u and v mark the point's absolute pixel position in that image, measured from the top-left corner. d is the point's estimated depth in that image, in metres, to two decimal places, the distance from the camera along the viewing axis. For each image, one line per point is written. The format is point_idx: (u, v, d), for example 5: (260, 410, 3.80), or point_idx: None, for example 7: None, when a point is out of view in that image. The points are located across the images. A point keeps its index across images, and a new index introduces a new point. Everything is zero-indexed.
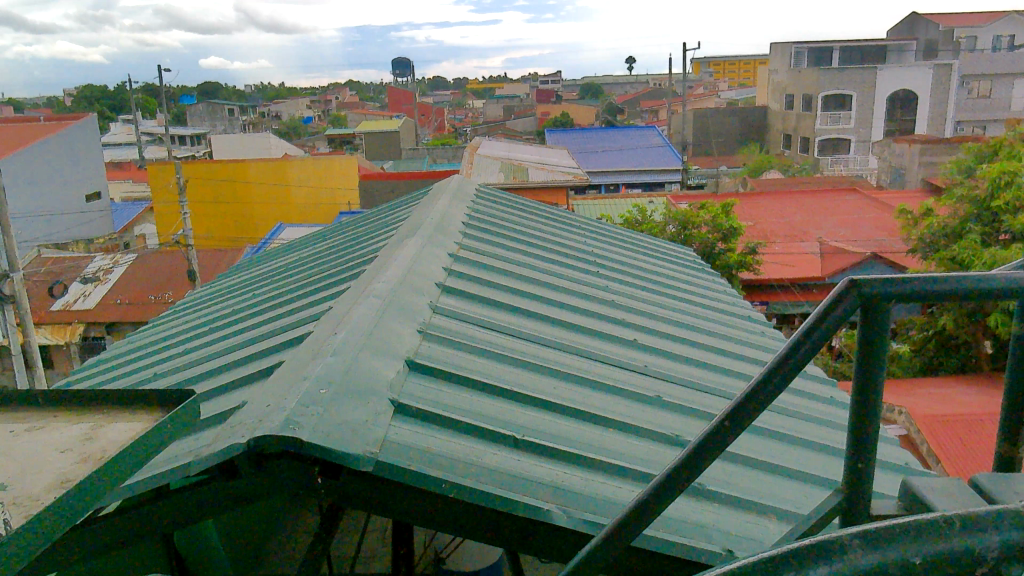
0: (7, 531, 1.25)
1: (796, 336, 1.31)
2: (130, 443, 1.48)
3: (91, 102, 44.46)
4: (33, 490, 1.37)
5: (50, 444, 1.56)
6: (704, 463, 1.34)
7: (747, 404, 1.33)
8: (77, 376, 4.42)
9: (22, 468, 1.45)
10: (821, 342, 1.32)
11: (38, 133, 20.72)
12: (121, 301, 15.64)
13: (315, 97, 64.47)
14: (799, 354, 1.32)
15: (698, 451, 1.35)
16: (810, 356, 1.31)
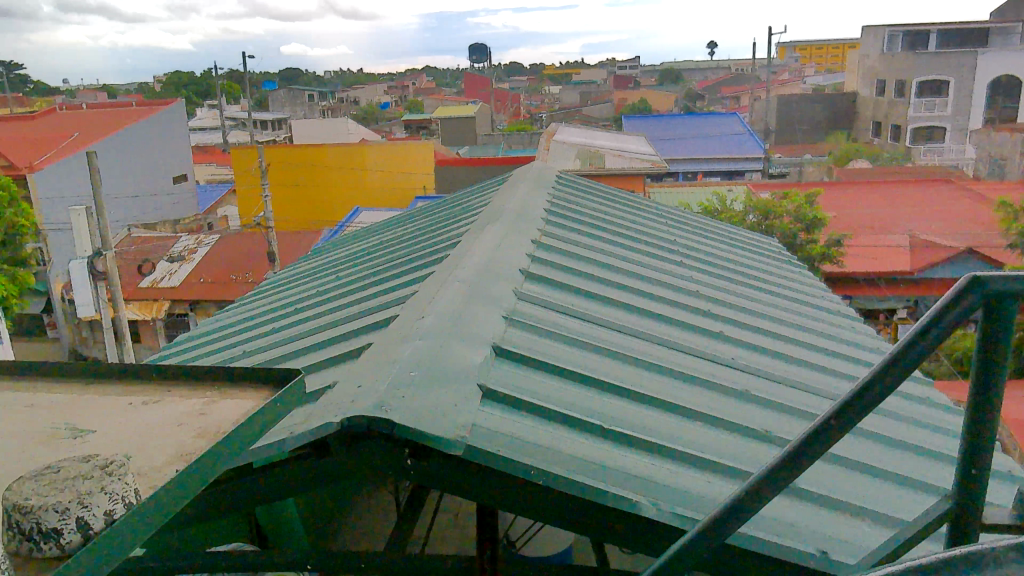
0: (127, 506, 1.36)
1: (906, 336, 1.24)
2: (229, 414, 1.64)
3: (180, 90, 46.18)
4: (147, 459, 1.55)
5: (164, 420, 1.70)
6: (805, 464, 1.29)
7: (853, 404, 1.27)
8: (167, 352, 4.61)
9: (141, 441, 1.61)
10: (934, 344, 1.24)
11: (130, 117, 21.68)
12: (205, 280, 16.25)
13: (393, 83, 65.19)
14: (907, 359, 1.25)
15: (801, 449, 1.30)
16: (921, 361, 1.24)
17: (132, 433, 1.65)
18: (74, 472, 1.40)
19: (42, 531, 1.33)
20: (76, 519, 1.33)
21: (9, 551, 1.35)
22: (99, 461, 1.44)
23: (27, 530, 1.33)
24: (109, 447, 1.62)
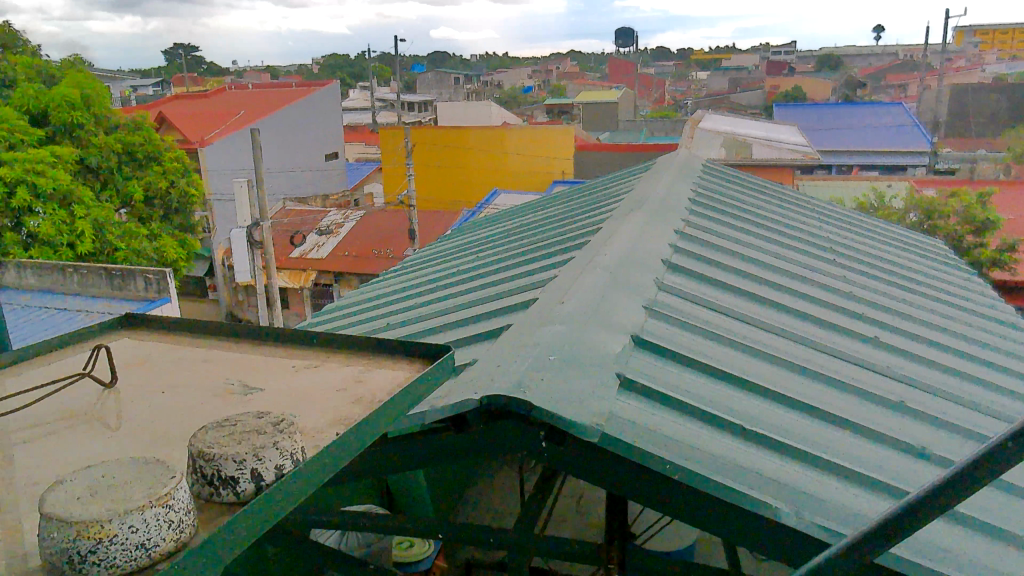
0: (293, 463, 1.51)
1: None
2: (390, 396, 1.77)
3: (335, 72, 48.57)
4: (316, 424, 1.71)
5: (321, 382, 1.93)
6: (964, 495, 1.14)
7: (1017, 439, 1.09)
8: (318, 319, 4.90)
9: (306, 400, 1.83)
10: None
11: (290, 96, 23.07)
12: (349, 254, 17.11)
13: (536, 67, 65.46)
14: None
15: (965, 474, 1.15)
16: None
17: (302, 401, 1.82)
18: (250, 426, 1.54)
19: (221, 477, 1.45)
20: (251, 470, 1.45)
21: (193, 492, 1.49)
22: (273, 418, 1.58)
23: (208, 474, 1.46)
24: (274, 405, 1.84)
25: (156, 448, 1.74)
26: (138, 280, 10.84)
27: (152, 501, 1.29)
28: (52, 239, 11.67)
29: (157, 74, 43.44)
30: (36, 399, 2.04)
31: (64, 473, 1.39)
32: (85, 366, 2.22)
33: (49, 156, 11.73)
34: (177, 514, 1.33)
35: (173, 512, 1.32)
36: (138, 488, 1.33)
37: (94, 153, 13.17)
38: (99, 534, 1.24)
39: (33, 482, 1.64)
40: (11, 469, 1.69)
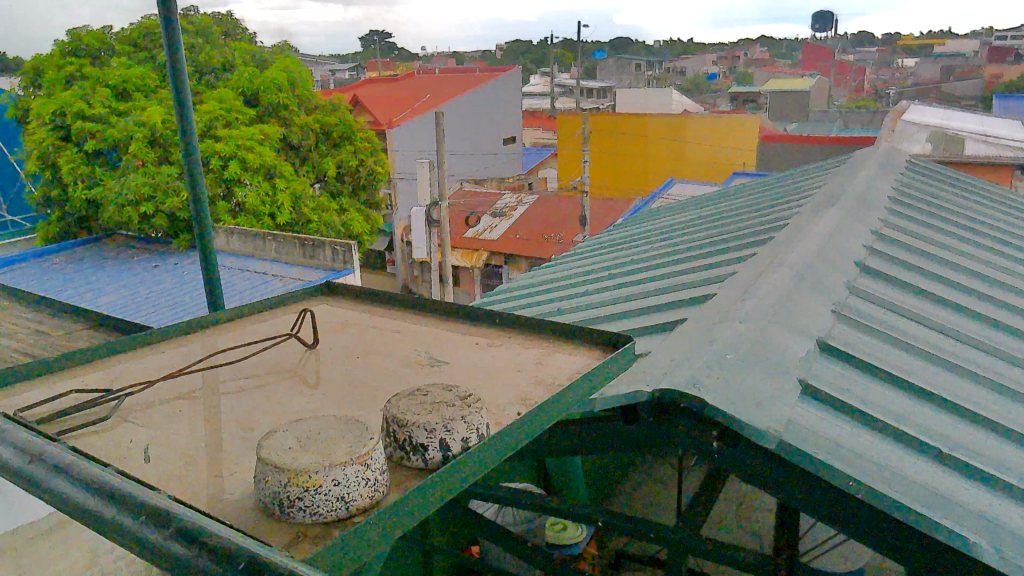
0: (477, 441, 1.58)
1: None
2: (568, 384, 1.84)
3: (518, 57, 49.46)
4: (497, 405, 1.82)
5: (504, 366, 2.03)
6: None
7: None
8: (493, 298, 5.06)
9: (490, 382, 1.93)
10: None
11: (474, 81, 23.84)
12: (520, 237, 17.46)
13: (722, 53, 63.00)
14: None
15: None
16: None
17: (485, 382, 1.95)
18: (439, 399, 1.64)
19: (412, 444, 1.55)
20: (439, 439, 1.53)
21: (386, 454, 1.60)
22: (460, 393, 1.67)
23: (401, 439, 1.57)
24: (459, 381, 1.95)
25: (353, 405, 1.90)
26: (326, 250, 11.64)
27: (353, 459, 1.39)
28: (257, 209, 12.87)
29: (354, 58, 46.31)
30: (253, 351, 2.30)
31: (282, 422, 1.54)
32: (293, 327, 2.46)
33: (257, 134, 12.90)
34: (373, 473, 1.43)
35: (369, 471, 1.42)
36: (341, 443, 1.44)
37: (297, 131, 14.35)
38: (308, 482, 1.37)
39: (249, 427, 1.85)
40: (234, 412, 1.92)
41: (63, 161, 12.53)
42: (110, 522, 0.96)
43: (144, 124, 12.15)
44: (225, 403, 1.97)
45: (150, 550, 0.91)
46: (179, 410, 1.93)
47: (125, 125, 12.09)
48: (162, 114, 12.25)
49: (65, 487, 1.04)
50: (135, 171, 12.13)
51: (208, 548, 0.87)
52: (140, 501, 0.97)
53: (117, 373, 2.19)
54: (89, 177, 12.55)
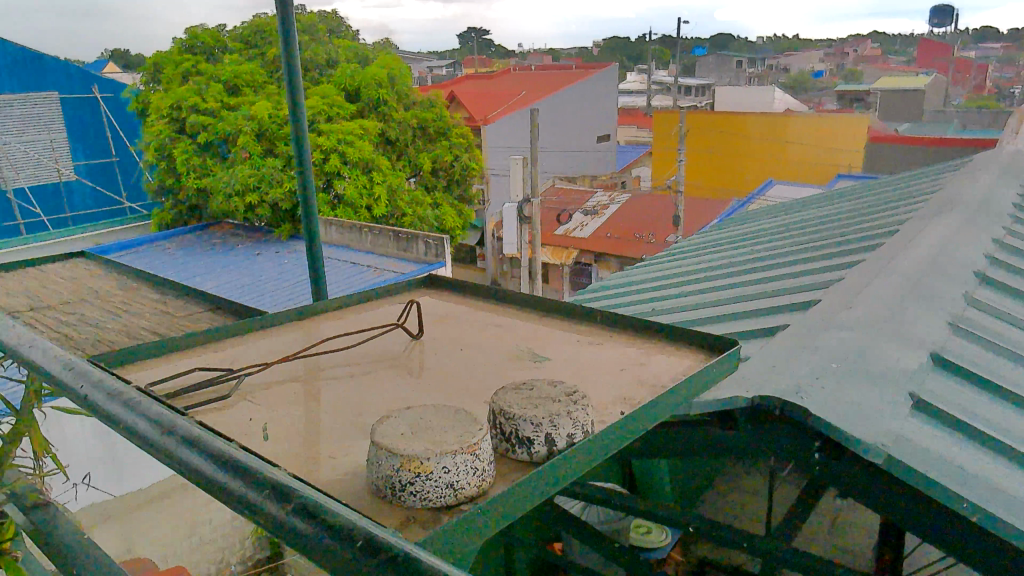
0: (580, 439, 1.58)
1: None
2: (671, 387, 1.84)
3: (615, 54, 49.02)
4: (600, 405, 1.84)
5: (606, 370, 2.04)
6: None
7: None
8: (585, 295, 5.04)
9: (591, 384, 1.95)
10: None
11: (571, 78, 23.78)
12: (611, 236, 17.32)
13: (830, 50, 60.45)
14: None
15: None
16: None
17: (587, 382, 1.98)
18: (545, 394, 1.66)
19: (518, 437, 1.58)
20: (545, 434, 1.55)
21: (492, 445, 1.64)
22: (566, 389, 1.68)
23: (507, 432, 1.59)
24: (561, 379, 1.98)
25: (457, 397, 1.95)
26: (420, 243, 11.85)
27: (463, 448, 1.42)
28: (355, 201, 13.25)
29: (450, 54, 46.95)
30: (361, 339, 2.40)
31: (394, 409, 1.59)
32: (400, 318, 2.57)
33: (358, 129, 13.29)
34: (481, 463, 1.45)
35: (478, 460, 1.44)
36: (451, 433, 1.47)
37: (395, 126, 14.70)
38: (419, 468, 1.40)
39: (360, 414, 1.93)
40: (346, 398, 2.00)
41: (179, 152, 13.30)
42: (230, 493, 1.00)
43: (253, 118, 12.73)
44: (336, 389, 2.06)
45: (272, 523, 0.93)
46: (295, 396, 2.03)
47: (235, 119, 12.71)
48: (269, 108, 12.80)
49: (188, 456, 1.06)
50: (243, 162, 12.74)
51: (327, 528, 0.88)
52: (257, 471, 0.99)
53: (236, 356, 2.33)
54: (202, 167, 13.27)
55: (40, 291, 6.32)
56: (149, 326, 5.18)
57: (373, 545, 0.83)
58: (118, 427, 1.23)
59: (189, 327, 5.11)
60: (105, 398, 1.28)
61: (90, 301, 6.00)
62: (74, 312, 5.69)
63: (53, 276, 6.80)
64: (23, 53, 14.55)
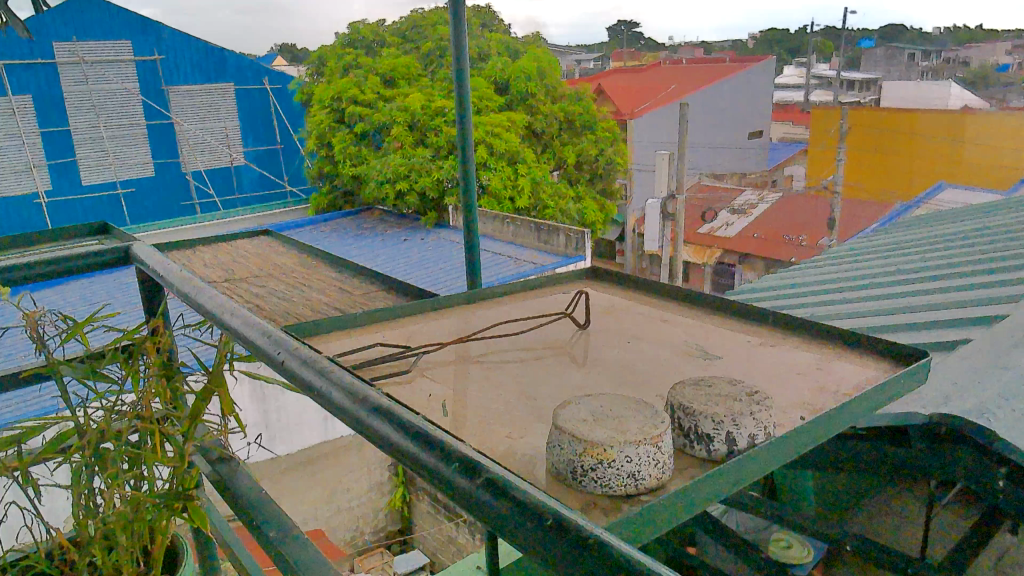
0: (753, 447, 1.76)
1: None
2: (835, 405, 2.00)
3: (771, 47, 46.85)
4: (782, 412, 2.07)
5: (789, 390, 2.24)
6: None
7: None
8: (742, 292, 4.89)
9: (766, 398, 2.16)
10: None
11: (724, 71, 23.02)
12: (758, 236, 16.65)
13: (1019, 41, 54.68)
14: None
15: None
16: None
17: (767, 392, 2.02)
18: (721, 397, 1.88)
19: (697, 433, 1.81)
20: (725, 432, 1.77)
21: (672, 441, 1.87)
22: (743, 392, 1.90)
23: (685, 429, 1.83)
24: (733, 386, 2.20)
25: (622, 394, 2.18)
26: (561, 236, 11.89)
27: (646, 439, 1.62)
28: (498, 192, 13.35)
29: (598, 47, 46.68)
30: (535, 326, 2.89)
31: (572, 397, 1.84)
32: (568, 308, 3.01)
33: (506, 121, 13.55)
34: (661, 455, 1.66)
35: (658, 453, 1.64)
36: (634, 423, 1.69)
37: (542, 120, 14.89)
38: (604, 455, 1.61)
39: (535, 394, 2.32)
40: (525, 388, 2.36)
41: (338, 141, 14.16)
42: (427, 472, 0.99)
43: (406, 109, 13.25)
44: (515, 376, 2.45)
45: (466, 501, 0.93)
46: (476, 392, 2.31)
47: (390, 110, 13.33)
48: (423, 99, 13.28)
49: (379, 428, 1.09)
50: (395, 151, 13.37)
51: (521, 506, 0.87)
52: (451, 448, 0.98)
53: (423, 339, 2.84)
54: (358, 155, 14.05)
55: (222, 264, 6.97)
56: (315, 301, 5.65)
57: (566, 529, 0.82)
58: (314, 396, 1.27)
59: (357, 303, 5.48)
60: (302, 364, 1.32)
61: (269, 275, 6.58)
62: (258, 285, 6.26)
63: (233, 251, 7.47)
64: (206, 47, 15.97)
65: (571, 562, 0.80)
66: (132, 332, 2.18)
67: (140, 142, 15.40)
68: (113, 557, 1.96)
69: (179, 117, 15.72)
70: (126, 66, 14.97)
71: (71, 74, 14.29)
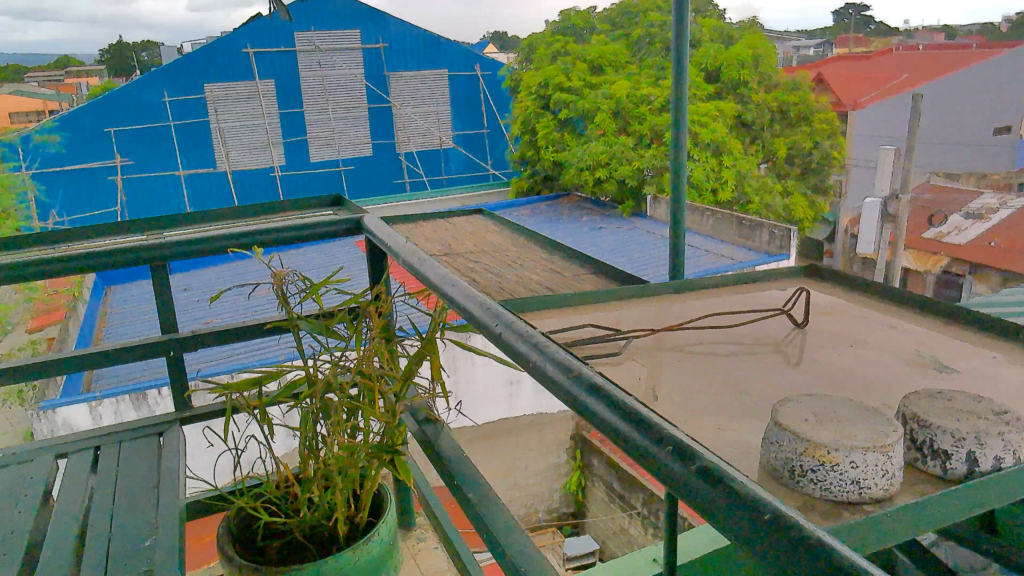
0: (984, 474, 1.98)
1: None
2: None
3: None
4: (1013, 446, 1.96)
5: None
6: None
7: None
8: (977, 303, 4.44)
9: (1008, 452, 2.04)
10: None
11: (971, 57, 20.49)
12: (995, 245, 14.77)
13: None
14: None
15: None
16: None
17: (1010, 422, 2.06)
18: (965, 416, 2.10)
19: (932, 450, 2.06)
20: (963, 451, 2.01)
21: (907, 455, 2.14)
22: (986, 415, 2.10)
23: (920, 443, 2.10)
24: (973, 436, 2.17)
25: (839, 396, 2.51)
26: (764, 232, 11.32)
27: (873, 447, 1.93)
28: (701, 183, 12.94)
29: (819, 33, 43.55)
30: (746, 320, 3.29)
31: (790, 397, 2.21)
32: (786, 306, 3.38)
33: (714, 110, 13.06)
34: (887, 467, 1.94)
35: (885, 463, 1.94)
36: (860, 431, 1.98)
37: (753, 110, 14.27)
38: (826, 457, 1.96)
39: (744, 390, 2.75)
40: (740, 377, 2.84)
41: (541, 127, 14.48)
42: (634, 447, 0.95)
43: (612, 96, 13.19)
44: (724, 369, 2.91)
45: (668, 480, 0.89)
46: (676, 382, 2.82)
47: (595, 97, 13.34)
48: (628, 87, 13.16)
49: (592, 405, 1.05)
50: (598, 138, 13.42)
51: (731, 494, 0.80)
52: (656, 426, 0.94)
53: (628, 322, 3.33)
54: (559, 141, 14.29)
55: (433, 239, 7.44)
56: (517, 279, 5.89)
57: (777, 521, 0.76)
58: (526, 368, 1.28)
59: (561, 284, 5.63)
60: (518, 338, 1.35)
61: (479, 250, 6.93)
62: (473, 260, 6.61)
63: (441, 228, 7.94)
64: (425, 36, 16.98)
65: (791, 563, 0.73)
66: (359, 296, 2.38)
67: (363, 123, 16.78)
68: (329, 495, 2.12)
69: (397, 101, 16.87)
70: (355, 53, 16.32)
71: (307, 61, 15.80)
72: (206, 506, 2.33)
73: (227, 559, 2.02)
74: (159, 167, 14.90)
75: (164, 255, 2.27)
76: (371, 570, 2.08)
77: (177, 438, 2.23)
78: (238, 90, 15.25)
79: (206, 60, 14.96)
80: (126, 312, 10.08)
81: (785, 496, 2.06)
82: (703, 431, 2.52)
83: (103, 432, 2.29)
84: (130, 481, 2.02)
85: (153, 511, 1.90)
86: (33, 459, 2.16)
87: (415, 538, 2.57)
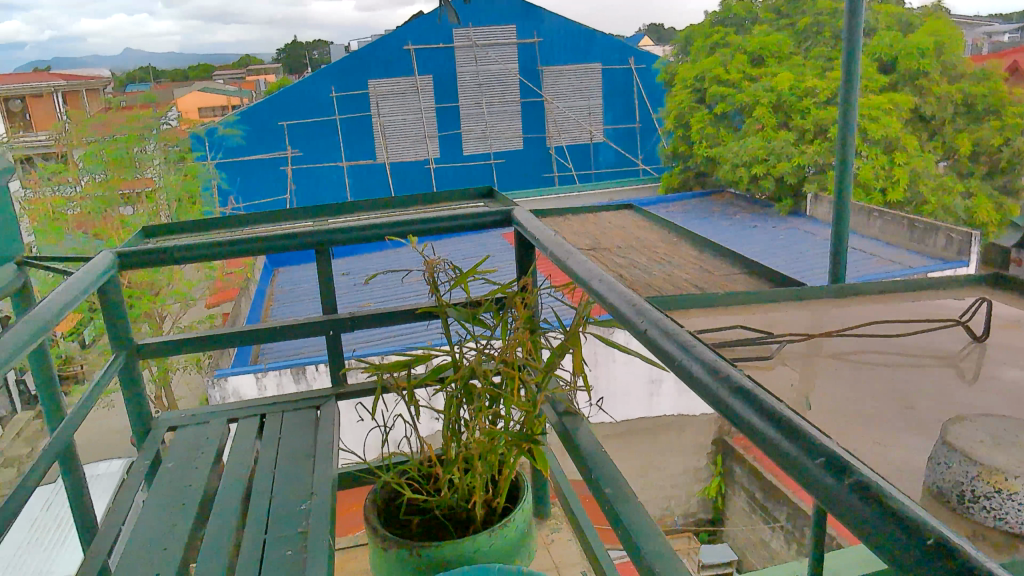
0: None
1: None
2: None
3: None
4: None
5: None
6: None
7: None
8: None
9: None
10: None
11: None
12: None
13: None
14: None
15: None
16: None
17: None
18: None
19: None
20: None
21: None
22: None
23: None
24: None
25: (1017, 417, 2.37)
26: (939, 236, 10.44)
27: None
28: (868, 183, 12.12)
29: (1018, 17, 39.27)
30: (917, 331, 3.20)
31: (963, 416, 2.13)
32: (965, 318, 3.25)
33: (887, 103, 12.14)
34: None
35: None
36: None
37: (933, 103, 13.15)
38: (1001, 485, 1.90)
39: (908, 406, 2.70)
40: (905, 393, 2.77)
41: (695, 121, 14.09)
42: (787, 458, 0.89)
43: (773, 89, 12.61)
44: (887, 385, 2.87)
45: (822, 497, 0.83)
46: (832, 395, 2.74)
47: (755, 90, 12.78)
48: (792, 78, 12.51)
49: (740, 410, 1.00)
50: (756, 133, 12.87)
51: (890, 513, 0.75)
52: (809, 434, 0.89)
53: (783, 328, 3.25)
54: (715, 136, 13.83)
55: (580, 233, 7.45)
56: (666, 276, 5.76)
57: (941, 547, 0.70)
58: (672, 367, 1.24)
59: (711, 284, 5.46)
60: (664, 335, 1.31)
61: (626, 246, 6.86)
62: (621, 256, 6.55)
63: (590, 222, 7.93)
64: (581, 30, 16.97)
65: None
66: (507, 287, 2.40)
67: (516, 117, 17.06)
68: (469, 478, 2.17)
69: (550, 95, 17.00)
70: (511, 48, 16.61)
71: (465, 56, 16.27)
72: (354, 476, 2.46)
73: (372, 529, 2.13)
74: (325, 158, 15.91)
75: (328, 239, 2.42)
76: (505, 556, 2.12)
77: (333, 411, 2.38)
78: (399, 85, 15.96)
79: (371, 57, 15.77)
80: (292, 292, 10.89)
81: (949, 520, 2.00)
82: (860, 446, 2.43)
83: (269, 401, 2.48)
84: (290, 449, 2.17)
85: (309, 478, 2.02)
86: (210, 421, 2.38)
87: (550, 527, 2.60)
